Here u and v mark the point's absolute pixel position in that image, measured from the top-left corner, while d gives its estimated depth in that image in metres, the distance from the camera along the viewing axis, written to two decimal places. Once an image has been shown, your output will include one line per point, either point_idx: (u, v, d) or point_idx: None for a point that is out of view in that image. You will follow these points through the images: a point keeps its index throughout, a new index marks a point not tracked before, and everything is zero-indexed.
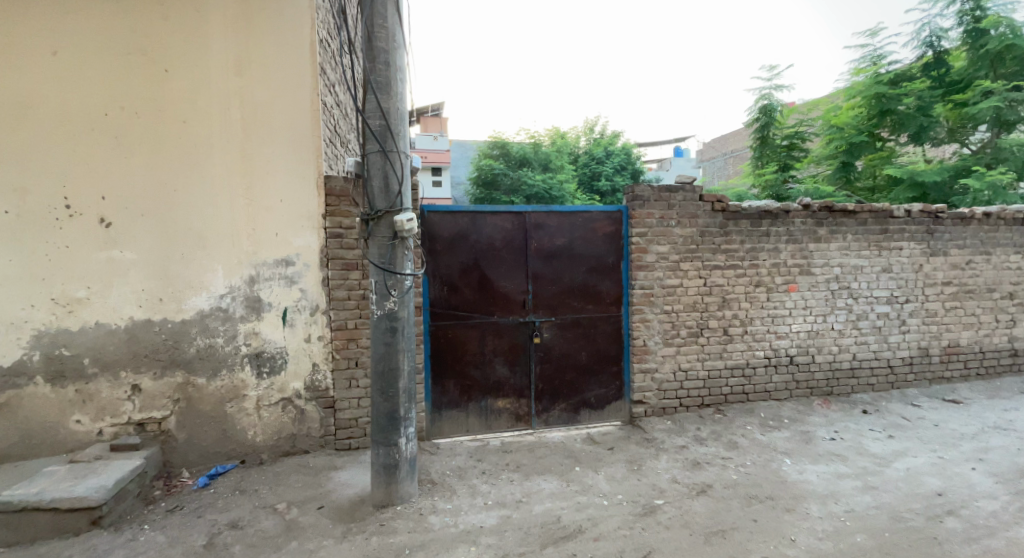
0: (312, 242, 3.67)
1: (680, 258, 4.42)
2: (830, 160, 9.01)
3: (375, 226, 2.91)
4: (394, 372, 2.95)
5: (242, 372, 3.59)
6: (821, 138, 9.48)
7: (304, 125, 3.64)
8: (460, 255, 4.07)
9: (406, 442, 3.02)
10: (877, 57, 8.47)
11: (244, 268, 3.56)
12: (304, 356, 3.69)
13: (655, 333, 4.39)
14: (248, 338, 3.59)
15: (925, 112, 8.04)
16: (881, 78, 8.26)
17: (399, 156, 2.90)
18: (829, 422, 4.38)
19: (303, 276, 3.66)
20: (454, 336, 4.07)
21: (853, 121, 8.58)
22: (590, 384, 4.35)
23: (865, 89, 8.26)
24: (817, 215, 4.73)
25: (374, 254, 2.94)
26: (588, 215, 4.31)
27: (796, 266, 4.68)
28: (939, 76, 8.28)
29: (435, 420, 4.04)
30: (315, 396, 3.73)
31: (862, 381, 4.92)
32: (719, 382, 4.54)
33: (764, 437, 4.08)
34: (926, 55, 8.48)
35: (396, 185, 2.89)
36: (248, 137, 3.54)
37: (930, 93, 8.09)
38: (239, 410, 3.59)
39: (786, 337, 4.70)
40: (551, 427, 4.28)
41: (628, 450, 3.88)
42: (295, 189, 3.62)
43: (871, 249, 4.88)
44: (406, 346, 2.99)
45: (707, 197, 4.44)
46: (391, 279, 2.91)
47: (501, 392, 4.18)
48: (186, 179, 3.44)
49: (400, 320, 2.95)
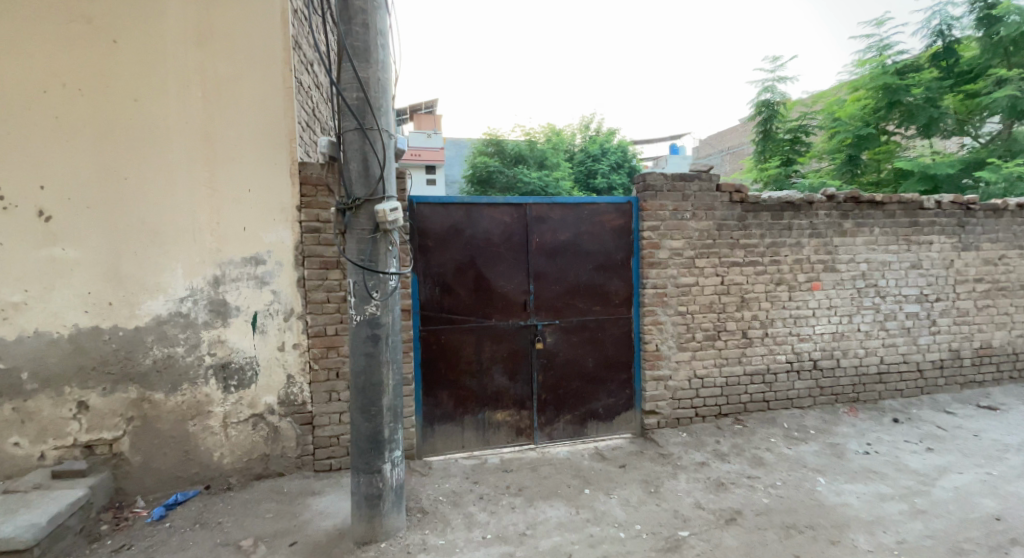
0: (286, 238, 3.24)
1: (696, 254, 4.02)
2: (835, 154, 8.59)
3: (353, 217, 2.48)
4: (377, 388, 2.53)
5: (206, 386, 3.16)
6: (824, 132, 9.08)
7: (275, 105, 3.20)
8: (454, 251, 3.66)
9: (391, 469, 2.60)
10: (884, 47, 8.05)
11: (207, 267, 3.12)
12: (277, 366, 3.26)
13: (668, 336, 3.99)
14: (212, 347, 3.16)
15: (935, 103, 7.61)
16: (888, 68, 7.81)
17: (381, 135, 2.47)
18: (860, 433, 4.01)
19: (276, 276, 3.24)
20: (448, 342, 3.65)
21: (860, 113, 8.12)
22: (598, 393, 3.95)
23: (873, 80, 7.80)
24: (843, 206, 4.34)
25: (352, 250, 2.50)
26: (595, 206, 3.91)
27: (820, 263, 4.30)
28: (948, 66, 7.91)
29: (427, 436, 3.63)
30: (291, 412, 3.30)
31: (890, 387, 4.55)
32: (737, 389, 4.15)
33: (792, 451, 3.68)
34: (935, 44, 8.11)
35: (378, 169, 2.47)
36: (212, 119, 3.11)
37: (938, 84, 7.68)
38: (203, 429, 3.17)
39: (809, 340, 4.31)
40: (555, 442, 3.87)
41: (642, 468, 3.48)
42: (266, 179, 3.19)
43: (900, 243, 4.51)
44: (391, 357, 2.57)
45: (724, 187, 4.04)
46: (372, 279, 2.49)
47: (500, 403, 3.77)
48: (140, 166, 3.00)
49: (384, 327, 2.53)
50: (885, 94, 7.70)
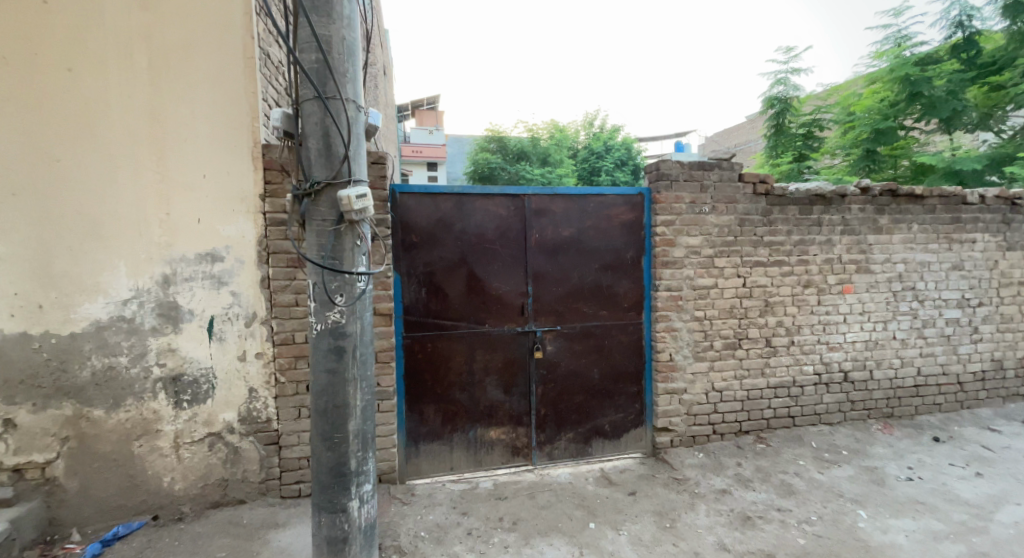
0: (247, 232, 2.81)
1: (715, 253, 3.59)
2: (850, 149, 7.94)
3: (313, 206, 2.05)
4: (341, 411, 2.10)
5: (154, 401, 2.75)
6: (837, 127, 8.51)
7: (234, 78, 2.78)
8: (442, 248, 3.23)
9: (360, 507, 2.17)
10: (903, 38, 7.37)
11: (155, 264, 2.71)
12: (238, 379, 2.85)
13: (683, 345, 3.56)
14: (162, 357, 2.74)
15: (957, 96, 6.91)
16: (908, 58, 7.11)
17: (344, 105, 2.04)
18: (899, 455, 3.57)
19: (236, 275, 2.81)
20: (436, 351, 3.24)
21: (877, 106, 7.44)
22: (604, 408, 3.53)
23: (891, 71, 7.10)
24: (878, 200, 3.90)
25: (311, 245, 2.06)
26: (602, 199, 3.48)
27: (852, 263, 3.86)
28: (970, 58, 7.25)
29: (410, 457, 3.21)
30: (253, 430, 2.89)
31: (927, 401, 4.11)
32: (760, 404, 3.72)
33: (824, 477, 3.25)
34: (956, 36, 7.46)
35: (342, 147, 2.03)
36: (160, 94, 2.69)
37: (961, 75, 6.98)
38: (151, 451, 2.76)
39: (840, 349, 3.88)
40: (556, 463, 3.45)
41: (654, 495, 3.05)
42: (224, 163, 2.77)
43: (940, 242, 4.06)
44: (359, 374, 2.13)
45: (748, 177, 3.60)
46: (335, 280, 2.06)
47: (495, 419, 3.35)
48: (76, 149, 2.59)
49: (349, 338, 2.10)
50: (905, 85, 6.98)
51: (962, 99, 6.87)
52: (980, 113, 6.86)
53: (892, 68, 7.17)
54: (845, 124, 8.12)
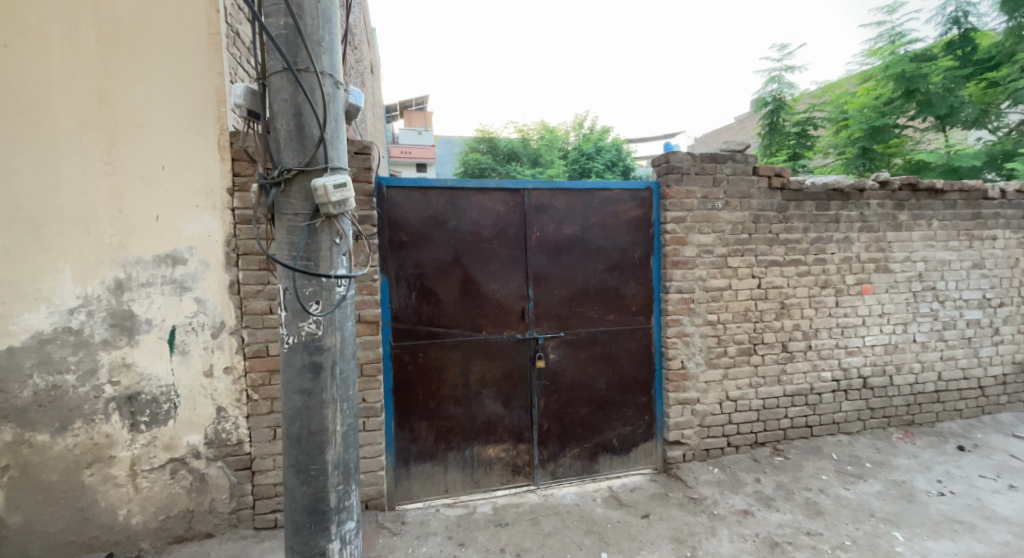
0: (213, 230, 2.49)
1: (729, 252, 3.33)
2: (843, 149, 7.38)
3: (282, 197, 1.74)
4: (318, 438, 1.79)
5: (107, 424, 2.41)
6: (830, 125, 8.08)
7: (196, 56, 2.46)
8: (434, 248, 2.93)
9: (341, 550, 1.85)
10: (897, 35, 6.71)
11: (107, 268, 2.38)
12: (204, 397, 2.53)
13: (696, 351, 3.30)
14: (115, 374, 2.41)
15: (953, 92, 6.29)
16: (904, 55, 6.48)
17: (319, 80, 1.74)
18: (926, 467, 3.34)
19: (200, 279, 2.49)
20: (429, 361, 2.93)
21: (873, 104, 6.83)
22: (610, 421, 3.25)
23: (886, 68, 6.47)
24: (898, 195, 3.67)
25: (281, 244, 1.75)
26: (607, 194, 3.21)
27: (871, 262, 3.63)
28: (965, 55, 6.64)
29: (401, 480, 2.91)
30: (222, 454, 2.56)
31: (948, 407, 3.90)
32: (776, 413, 3.46)
33: (850, 494, 3.00)
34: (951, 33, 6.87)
35: (317, 129, 1.73)
36: (112, 74, 2.37)
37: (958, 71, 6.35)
38: (104, 480, 2.43)
39: (859, 353, 3.64)
40: (560, 482, 3.16)
41: (670, 518, 2.78)
42: (186, 153, 2.45)
43: (961, 239, 3.85)
44: (340, 394, 1.82)
45: (762, 171, 3.36)
46: (311, 284, 1.75)
47: (493, 435, 3.05)
48: (11, 135, 2.26)
49: (327, 353, 1.79)
50: (900, 82, 6.36)
51: (959, 96, 6.23)
52: (977, 109, 6.22)
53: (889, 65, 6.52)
54: (839, 122, 7.64)
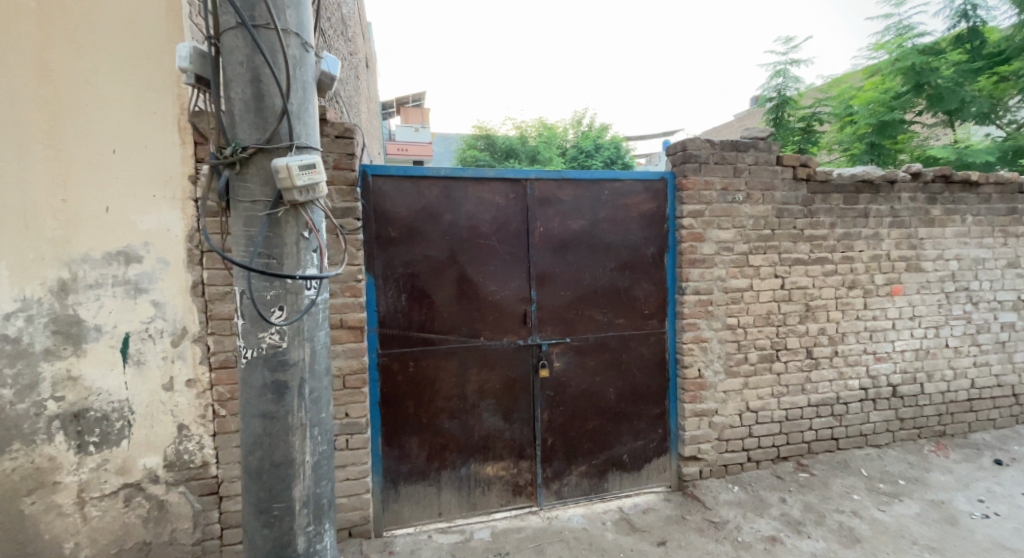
0: (173, 224, 2.19)
1: (750, 249, 3.04)
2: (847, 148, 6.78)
3: (238, 181, 1.43)
4: (283, 472, 1.49)
5: (50, 446, 2.10)
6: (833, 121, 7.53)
7: (152, 25, 2.15)
8: (426, 245, 2.63)
9: None
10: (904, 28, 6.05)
11: (49, 267, 2.06)
12: (163, 414, 2.22)
13: (714, 359, 3.01)
14: (59, 389, 2.10)
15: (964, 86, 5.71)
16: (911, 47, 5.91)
17: (283, 40, 1.43)
18: (965, 484, 3.06)
19: (158, 279, 2.18)
20: (421, 370, 2.64)
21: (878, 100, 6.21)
22: (621, 435, 2.96)
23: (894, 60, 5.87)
24: (930, 187, 3.39)
25: (237, 238, 1.44)
26: (617, 185, 2.91)
27: (901, 261, 3.34)
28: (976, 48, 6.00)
29: (389, 502, 2.61)
30: (185, 478, 2.27)
31: (981, 417, 3.63)
32: (800, 425, 3.18)
33: (887, 516, 2.72)
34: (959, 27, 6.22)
35: (280, 99, 1.42)
36: (51, 43, 2.04)
37: (968, 65, 5.75)
38: (47, 510, 2.11)
39: (888, 359, 3.36)
40: (565, 502, 2.87)
41: (689, 547, 2.49)
42: (141, 135, 2.15)
43: (996, 236, 3.57)
44: (309, 418, 1.52)
45: (787, 160, 3.07)
46: (273, 287, 1.45)
47: (492, 452, 2.76)
48: None
49: (293, 369, 1.49)
50: (909, 76, 5.76)
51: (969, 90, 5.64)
52: (987, 103, 5.59)
53: (896, 58, 5.89)
54: (844, 119, 6.93)
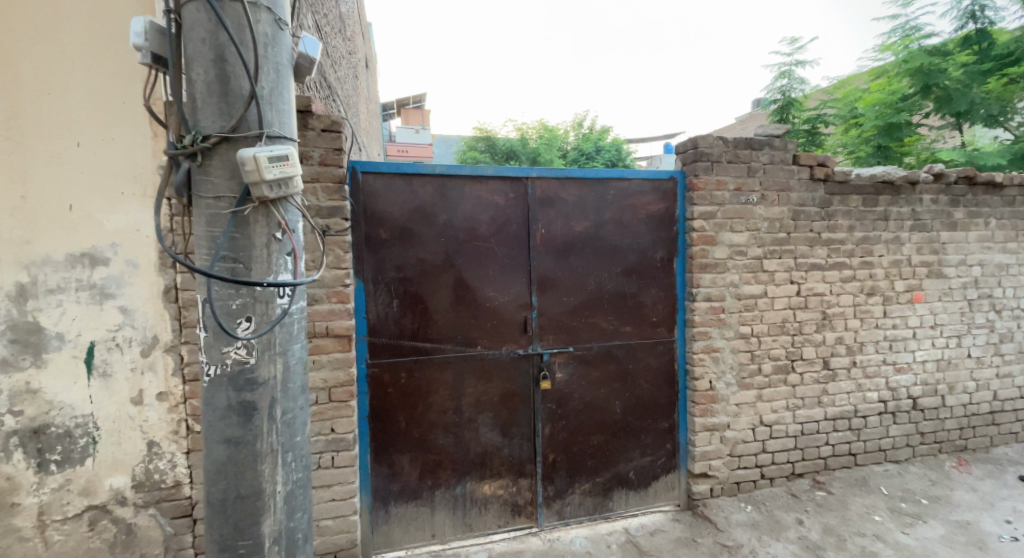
0: (144, 223, 2.02)
1: (765, 253, 2.86)
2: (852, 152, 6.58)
3: (200, 174, 1.26)
4: (250, 505, 1.31)
5: (6, 466, 1.92)
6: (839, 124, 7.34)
7: (121, 9, 1.99)
8: (419, 247, 2.46)
9: None
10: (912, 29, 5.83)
11: (6, 270, 1.88)
12: (131, 430, 2.05)
13: (726, 370, 2.83)
14: (17, 402, 1.92)
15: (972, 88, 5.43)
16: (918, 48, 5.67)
17: (251, 16, 1.26)
18: (992, 503, 2.87)
19: (126, 283, 2.01)
20: (414, 381, 2.46)
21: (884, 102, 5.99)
22: (627, 451, 2.78)
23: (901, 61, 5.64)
24: (953, 189, 3.22)
25: (199, 239, 1.27)
26: (624, 185, 2.74)
27: (923, 266, 3.17)
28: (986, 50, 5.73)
29: (379, 524, 2.43)
30: (156, 500, 2.10)
31: (1003, 430, 3.45)
32: (816, 440, 3.00)
33: (912, 540, 2.54)
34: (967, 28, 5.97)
35: (248, 82, 1.25)
36: (8, 25, 1.87)
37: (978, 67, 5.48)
38: (3, 536, 1.93)
39: (908, 371, 3.19)
40: (567, 522, 2.69)
41: None
42: (108, 128, 1.98)
43: (1020, 241, 3.40)
44: (281, 443, 1.35)
45: (804, 159, 2.89)
46: (240, 295, 1.27)
47: (489, 469, 2.58)
48: None
49: (263, 389, 1.31)
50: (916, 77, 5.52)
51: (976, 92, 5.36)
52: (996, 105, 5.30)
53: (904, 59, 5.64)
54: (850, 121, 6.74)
